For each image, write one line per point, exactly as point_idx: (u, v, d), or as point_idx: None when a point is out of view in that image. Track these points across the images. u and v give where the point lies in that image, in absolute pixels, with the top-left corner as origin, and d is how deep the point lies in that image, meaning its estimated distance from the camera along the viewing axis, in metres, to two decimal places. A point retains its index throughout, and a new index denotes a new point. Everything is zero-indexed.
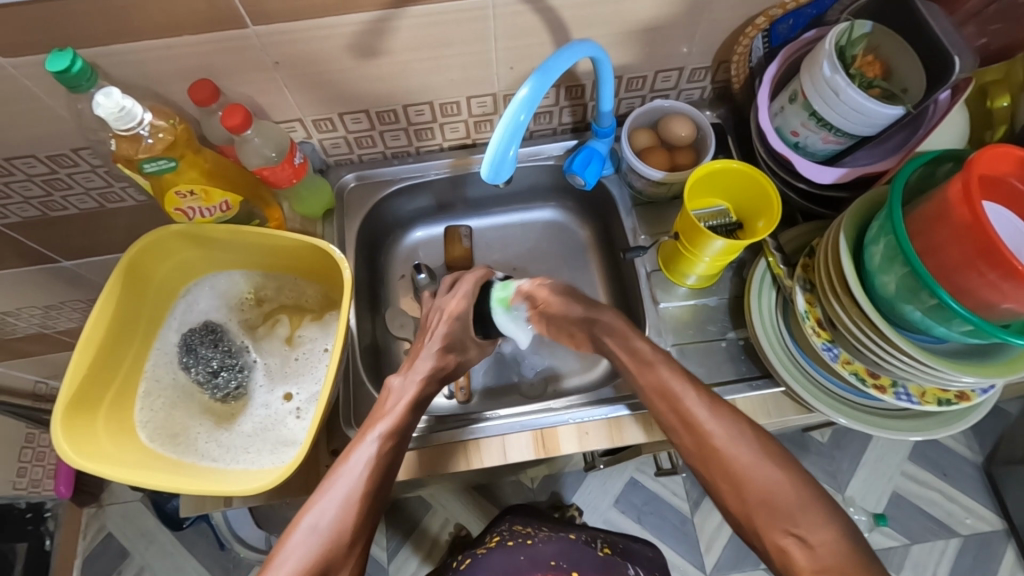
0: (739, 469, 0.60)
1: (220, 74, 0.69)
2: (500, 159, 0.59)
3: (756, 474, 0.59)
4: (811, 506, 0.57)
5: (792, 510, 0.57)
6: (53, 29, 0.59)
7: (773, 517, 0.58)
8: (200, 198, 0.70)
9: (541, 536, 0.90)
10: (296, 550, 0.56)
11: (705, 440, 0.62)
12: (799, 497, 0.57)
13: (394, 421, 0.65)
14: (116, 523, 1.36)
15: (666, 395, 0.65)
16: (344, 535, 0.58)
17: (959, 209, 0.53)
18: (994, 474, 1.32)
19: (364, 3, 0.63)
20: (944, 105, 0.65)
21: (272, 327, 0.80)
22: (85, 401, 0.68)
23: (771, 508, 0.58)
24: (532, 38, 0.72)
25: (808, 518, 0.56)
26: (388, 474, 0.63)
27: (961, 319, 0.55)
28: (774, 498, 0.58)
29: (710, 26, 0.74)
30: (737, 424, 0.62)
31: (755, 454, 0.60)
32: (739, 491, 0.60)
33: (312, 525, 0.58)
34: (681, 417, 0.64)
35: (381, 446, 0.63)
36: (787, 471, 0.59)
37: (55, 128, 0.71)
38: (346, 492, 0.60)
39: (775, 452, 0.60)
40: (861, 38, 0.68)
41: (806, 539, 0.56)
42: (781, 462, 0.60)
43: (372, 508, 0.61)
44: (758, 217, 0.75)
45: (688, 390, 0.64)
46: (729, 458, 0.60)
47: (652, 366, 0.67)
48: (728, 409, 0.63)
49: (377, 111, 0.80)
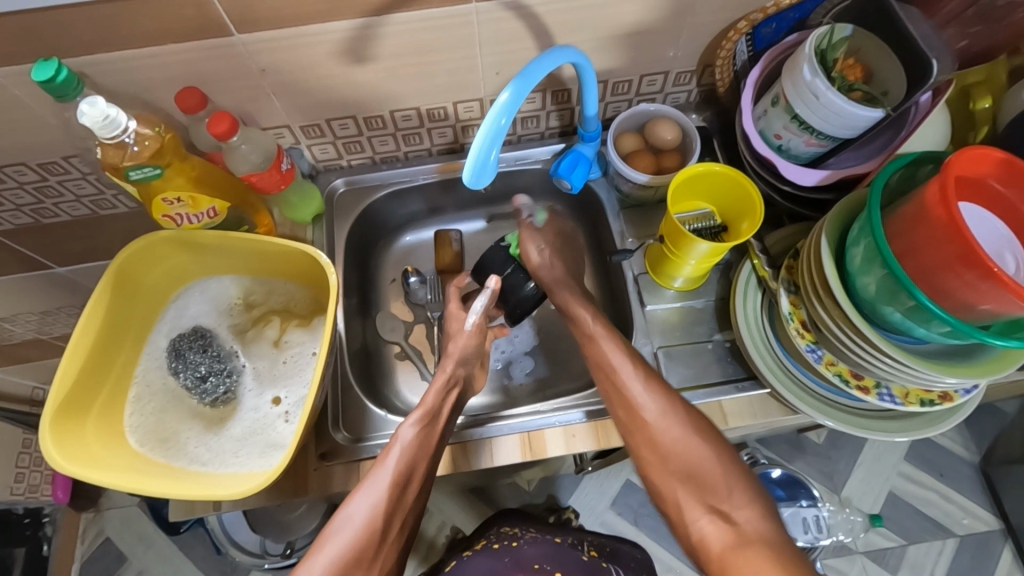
0: (670, 444, 0.62)
1: (207, 82, 0.70)
2: (482, 163, 0.59)
3: (688, 451, 0.61)
4: (736, 484, 0.58)
5: (719, 488, 0.58)
6: (39, 40, 0.60)
7: (695, 492, 0.59)
8: (187, 205, 0.71)
9: (528, 539, 0.90)
10: (335, 538, 0.59)
11: (637, 413, 0.64)
12: (726, 479, 0.59)
13: (428, 408, 0.68)
14: (114, 528, 1.37)
15: (602, 345, 0.69)
16: (379, 524, 0.59)
17: (936, 210, 0.53)
18: (990, 473, 1.31)
19: (347, 10, 0.64)
20: (925, 106, 0.67)
21: (261, 331, 0.80)
22: (75, 406, 0.68)
23: (692, 483, 0.60)
24: (516, 43, 0.73)
25: (735, 496, 0.57)
26: (422, 463, 0.64)
27: (939, 320, 0.56)
28: (697, 471, 0.60)
29: (693, 29, 0.75)
30: (671, 406, 0.64)
31: (690, 436, 0.62)
32: (663, 462, 0.62)
33: (348, 516, 0.60)
34: (618, 390, 0.66)
35: (415, 433, 0.65)
36: (713, 444, 0.61)
37: (44, 136, 0.72)
38: (383, 480, 0.61)
39: (710, 435, 0.62)
40: (841, 42, 0.68)
41: (731, 517, 0.56)
42: (712, 446, 0.61)
43: (407, 497, 0.62)
44: (743, 219, 0.76)
45: (608, 342, 0.69)
46: (666, 433, 0.62)
47: (600, 327, 0.71)
48: (661, 386, 0.66)
49: (365, 116, 0.81)
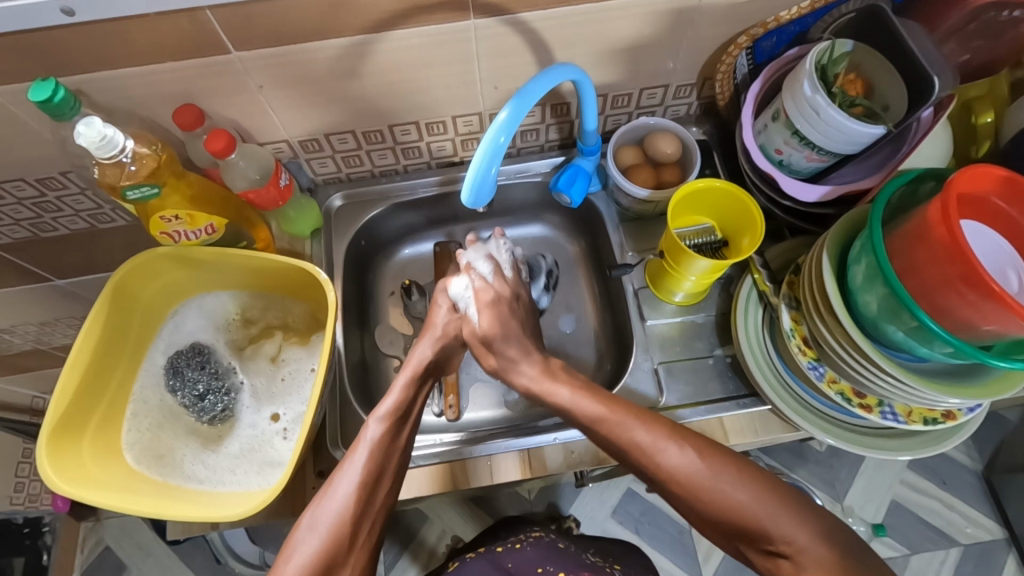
0: (709, 499, 0.56)
1: (204, 98, 0.70)
2: (481, 181, 0.59)
3: (724, 497, 0.55)
4: (785, 518, 0.54)
5: (765, 526, 0.54)
6: (36, 59, 0.60)
7: (749, 537, 0.55)
8: (185, 222, 0.70)
9: (531, 543, 0.89)
10: (299, 548, 0.56)
11: (664, 472, 0.58)
12: (778, 520, 0.54)
13: (396, 400, 0.67)
14: (113, 537, 1.36)
15: (609, 428, 0.62)
16: (347, 529, 0.57)
17: (938, 229, 0.53)
18: (994, 481, 1.31)
19: (345, 27, 0.64)
20: (927, 122, 0.66)
21: (259, 347, 0.80)
22: (71, 425, 0.68)
23: (743, 530, 0.55)
24: (515, 57, 0.72)
25: (781, 526, 0.53)
26: (388, 459, 0.63)
27: (942, 340, 0.55)
28: (741, 518, 0.55)
29: (692, 43, 0.74)
30: (696, 457, 0.58)
31: (725, 478, 0.56)
32: (709, 515, 0.57)
33: (313, 521, 0.58)
34: (631, 446, 0.60)
35: (383, 429, 0.64)
36: (754, 489, 0.56)
37: (41, 152, 0.71)
38: (348, 481, 0.60)
39: (743, 471, 0.57)
40: (843, 57, 0.68)
41: (785, 553, 0.53)
42: (752, 486, 0.56)
43: (375, 494, 0.61)
44: (743, 234, 0.75)
45: (621, 419, 0.61)
46: (701, 489, 0.56)
47: (601, 407, 0.63)
48: (685, 440, 0.59)
49: (363, 131, 0.80)
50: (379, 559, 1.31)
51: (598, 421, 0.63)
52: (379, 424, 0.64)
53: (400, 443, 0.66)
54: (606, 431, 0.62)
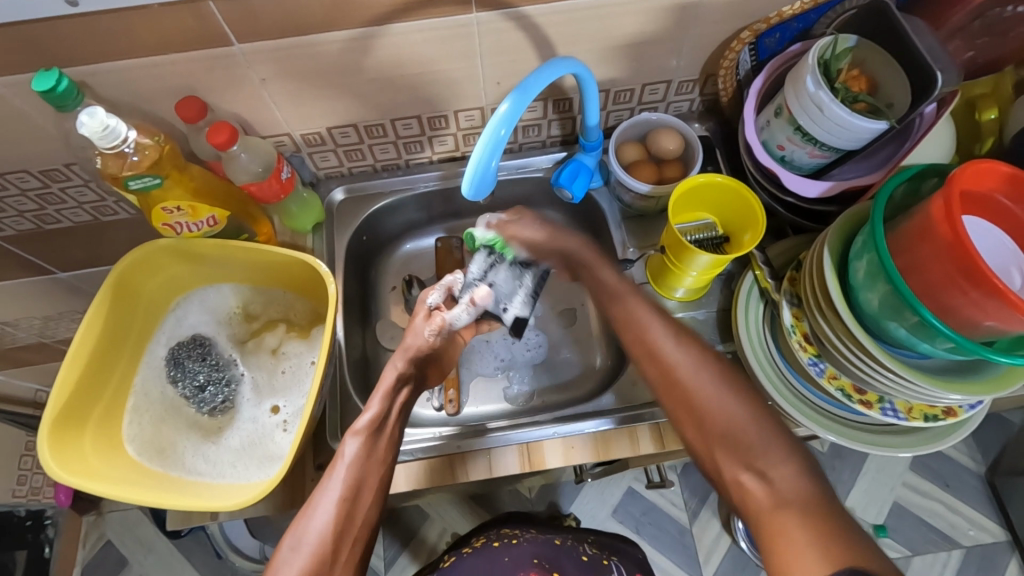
0: (705, 406, 0.59)
1: (207, 91, 0.70)
2: (482, 173, 0.59)
3: (722, 409, 0.59)
4: (772, 441, 0.56)
5: (755, 443, 0.56)
6: (40, 50, 0.60)
7: (733, 446, 0.57)
8: (187, 214, 0.71)
9: (527, 539, 0.88)
10: (282, 569, 0.56)
11: (672, 372, 0.62)
12: (760, 433, 0.57)
13: (374, 416, 0.65)
14: (115, 532, 1.36)
15: (630, 301, 0.68)
16: (329, 546, 0.57)
17: (941, 225, 0.53)
18: (997, 484, 1.30)
19: (348, 20, 0.64)
20: (929, 118, 0.66)
21: (260, 340, 0.80)
22: (73, 417, 0.68)
23: (731, 441, 0.57)
24: (517, 52, 0.72)
25: (767, 457, 0.55)
26: (371, 475, 0.62)
27: (943, 337, 0.55)
28: (734, 428, 0.57)
29: (695, 38, 0.74)
30: (695, 350, 0.63)
31: (720, 390, 0.60)
32: (704, 425, 0.59)
33: (295, 542, 0.57)
34: (644, 346, 0.65)
35: (359, 447, 0.62)
36: (747, 401, 0.59)
37: (44, 144, 0.72)
38: (329, 499, 0.59)
39: (740, 391, 0.60)
40: (846, 52, 0.68)
41: (767, 474, 0.54)
42: (751, 402, 0.59)
43: (358, 512, 0.60)
44: (745, 230, 0.75)
45: (632, 298, 0.68)
46: (695, 401, 0.60)
47: (617, 280, 0.70)
48: (694, 341, 0.64)
49: (366, 125, 0.81)
50: (379, 556, 1.31)
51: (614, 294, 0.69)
52: (355, 442, 0.62)
53: (383, 456, 0.64)
54: (628, 335, 0.67)
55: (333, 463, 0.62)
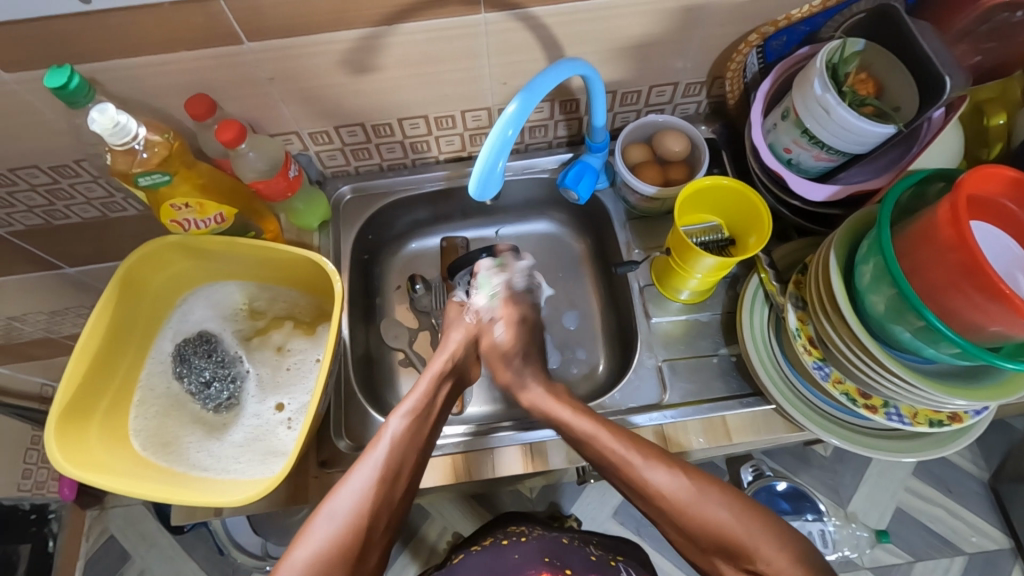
0: (698, 520, 0.61)
1: (216, 89, 0.70)
2: (487, 173, 0.59)
3: (710, 516, 0.61)
4: (765, 535, 0.59)
5: (748, 545, 0.59)
6: (51, 46, 0.61)
7: (730, 556, 0.60)
8: (195, 210, 0.71)
9: (535, 536, 0.90)
10: (316, 534, 0.59)
11: (648, 487, 0.63)
12: (752, 532, 0.59)
13: (418, 401, 0.70)
14: (118, 525, 1.37)
15: (596, 442, 0.66)
16: (364, 520, 0.60)
17: (946, 230, 0.53)
18: (1001, 491, 1.29)
19: (357, 20, 0.64)
20: (938, 122, 0.66)
21: (266, 337, 0.81)
22: (78, 411, 0.69)
23: (723, 547, 0.60)
24: (525, 53, 0.73)
25: (763, 548, 0.58)
26: (409, 457, 0.65)
27: (949, 342, 0.55)
28: (725, 536, 0.60)
29: (702, 41, 0.74)
30: (682, 475, 0.63)
31: (709, 502, 0.61)
32: (696, 537, 0.62)
33: (332, 511, 0.60)
34: (622, 463, 0.65)
35: (404, 425, 0.67)
36: (732, 512, 0.61)
37: (54, 140, 0.72)
38: (368, 474, 0.62)
39: (726, 494, 0.62)
40: (853, 56, 0.68)
41: (764, 571, 0.57)
42: (736, 507, 0.61)
43: (394, 491, 0.63)
44: (750, 233, 0.75)
45: (608, 437, 0.66)
46: (684, 511, 0.62)
47: (592, 424, 0.67)
48: (663, 460, 0.65)
49: (373, 124, 0.81)
50: None
51: (590, 437, 0.67)
52: (401, 421, 0.67)
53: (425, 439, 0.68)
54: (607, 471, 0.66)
55: (373, 441, 0.66)
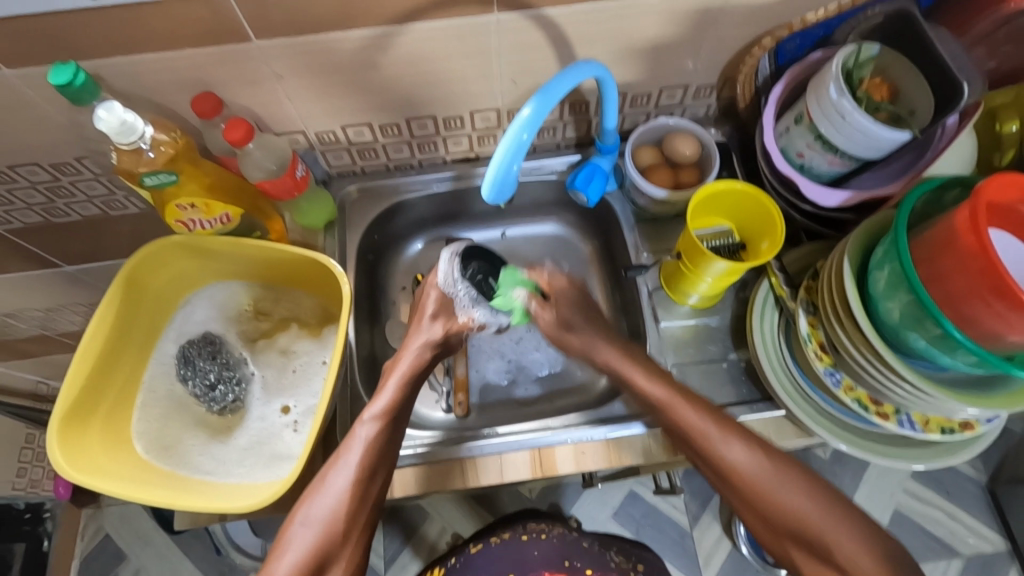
0: (771, 503, 0.62)
1: (223, 87, 0.69)
2: (502, 176, 0.58)
3: (790, 502, 0.61)
4: (849, 536, 0.59)
5: (828, 537, 0.59)
6: (56, 42, 0.59)
7: (807, 546, 0.60)
8: (201, 211, 0.70)
9: (557, 535, 0.90)
10: (293, 542, 0.60)
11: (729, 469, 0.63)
12: (834, 526, 0.59)
13: (387, 401, 0.66)
14: (113, 525, 1.36)
15: (675, 411, 0.65)
16: (339, 524, 0.60)
17: (966, 239, 0.52)
18: (998, 494, 1.30)
19: (367, 17, 0.63)
20: (951, 129, 0.65)
21: (272, 340, 0.79)
22: (80, 413, 0.68)
23: (801, 537, 0.61)
24: (536, 54, 0.72)
25: (845, 547, 0.58)
26: (381, 458, 0.64)
27: (966, 349, 0.55)
28: (801, 523, 0.60)
29: (716, 43, 0.73)
30: (763, 456, 0.63)
31: (791, 488, 0.62)
32: (771, 520, 0.62)
33: (307, 518, 0.60)
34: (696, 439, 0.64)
35: (375, 431, 0.64)
36: (814, 496, 0.61)
37: (57, 138, 0.71)
38: (340, 480, 0.61)
39: (810, 482, 0.62)
40: (868, 61, 0.67)
41: (843, 567, 0.58)
42: (818, 496, 0.61)
43: (369, 493, 0.62)
44: (763, 238, 0.75)
45: (684, 407, 0.65)
46: (767, 493, 0.62)
47: (664, 391, 0.67)
48: (746, 437, 0.64)
49: (381, 124, 0.80)
50: (380, 554, 1.30)
51: (661, 406, 0.66)
52: (370, 424, 0.64)
53: (395, 439, 0.66)
54: (684, 444, 0.66)
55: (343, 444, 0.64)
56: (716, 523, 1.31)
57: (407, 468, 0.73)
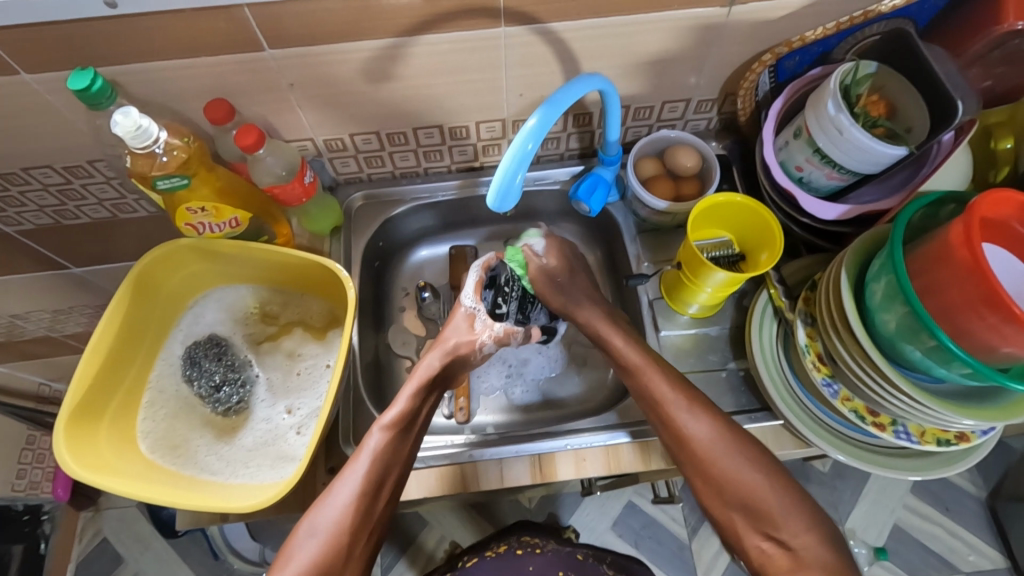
0: (722, 470, 0.62)
1: (235, 95, 0.71)
2: (507, 186, 0.59)
3: (739, 474, 0.62)
4: (795, 513, 0.60)
5: (772, 512, 0.61)
6: (77, 49, 0.61)
7: (751, 518, 0.62)
8: (211, 215, 0.72)
9: (551, 550, 0.91)
10: (298, 552, 0.60)
11: (686, 438, 0.64)
12: (780, 503, 0.61)
13: (399, 412, 0.67)
14: (111, 528, 1.36)
15: (646, 374, 0.68)
16: (344, 537, 0.61)
17: (960, 250, 0.53)
18: (998, 510, 1.29)
19: (378, 29, 0.65)
20: (947, 145, 0.67)
21: (278, 343, 0.80)
22: (88, 412, 0.69)
23: (747, 509, 0.62)
24: (542, 66, 0.73)
25: (791, 525, 0.60)
26: (389, 471, 0.64)
27: (960, 362, 0.56)
28: (751, 499, 0.61)
29: (718, 58, 0.75)
30: (721, 429, 0.64)
31: (739, 459, 0.63)
32: (720, 491, 0.63)
33: (312, 528, 0.61)
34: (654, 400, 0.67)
35: (383, 441, 0.64)
36: (767, 473, 0.62)
37: (72, 142, 0.72)
38: (346, 490, 0.62)
39: (756, 456, 0.63)
40: (866, 78, 0.69)
41: (788, 543, 0.59)
42: (769, 471, 0.62)
43: (374, 506, 0.63)
44: (762, 250, 0.76)
45: (655, 373, 0.68)
46: (718, 464, 0.63)
47: (641, 361, 0.69)
48: (708, 410, 0.65)
49: (389, 132, 0.82)
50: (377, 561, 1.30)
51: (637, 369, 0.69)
52: (381, 434, 0.65)
53: (405, 451, 0.66)
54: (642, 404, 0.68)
55: (355, 455, 0.65)
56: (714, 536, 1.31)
57: (407, 471, 0.74)
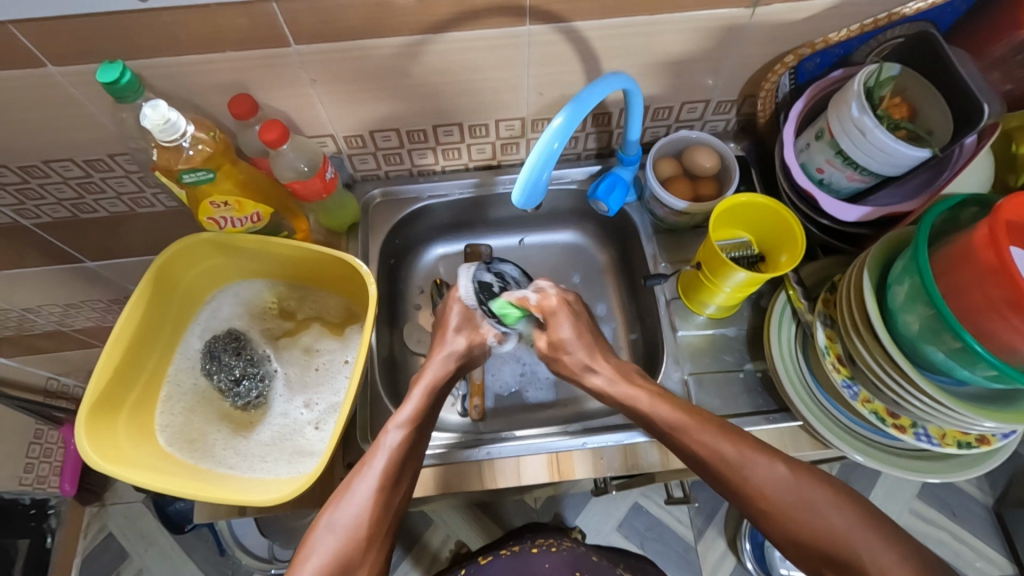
0: (798, 522, 0.59)
1: (259, 91, 0.71)
2: (532, 183, 0.59)
3: (818, 523, 0.59)
4: (880, 549, 0.56)
5: (862, 555, 0.56)
6: (105, 42, 0.62)
7: (844, 570, 0.57)
8: (233, 208, 0.72)
9: (565, 548, 0.91)
10: (318, 548, 0.60)
11: (751, 489, 0.61)
12: (864, 540, 0.57)
13: (414, 410, 0.68)
14: (117, 523, 1.36)
15: (690, 433, 0.64)
16: (363, 532, 0.60)
17: (985, 252, 0.54)
18: (1005, 516, 1.29)
19: (403, 26, 0.65)
20: (969, 149, 0.67)
21: (295, 338, 0.81)
22: (107, 404, 0.69)
23: (836, 560, 0.58)
24: (564, 65, 0.74)
25: (884, 558, 0.56)
26: (406, 466, 0.64)
27: (985, 364, 0.56)
28: (839, 547, 0.57)
29: (739, 60, 0.75)
30: (785, 472, 0.61)
31: (816, 505, 0.60)
32: (800, 543, 0.60)
33: (331, 523, 0.60)
34: (701, 458, 0.63)
35: (401, 438, 0.65)
36: (847, 519, 0.59)
37: (94, 135, 0.73)
38: (366, 485, 0.62)
39: (833, 496, 0.60)
40: (889, 80, 0.70)
41: None
42: (841, 507, 0.59)
43: (392, 501, 0.63)
44: (781, 251, 0.76)
45: (696, 429, 0.64)
46: (790, 514, 0.60)
47: (679, 412, 0.66)
48: (768, 454, 0.62)
49: (408, 130, 0.82)
50: None
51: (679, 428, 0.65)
52: (399, 431, 0.65)
53: (422, 448, 0.67)
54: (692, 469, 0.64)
55: (372, 450, 0.65)
56: (720, 538, 1.31)
57: (425, 468, 0.74)
